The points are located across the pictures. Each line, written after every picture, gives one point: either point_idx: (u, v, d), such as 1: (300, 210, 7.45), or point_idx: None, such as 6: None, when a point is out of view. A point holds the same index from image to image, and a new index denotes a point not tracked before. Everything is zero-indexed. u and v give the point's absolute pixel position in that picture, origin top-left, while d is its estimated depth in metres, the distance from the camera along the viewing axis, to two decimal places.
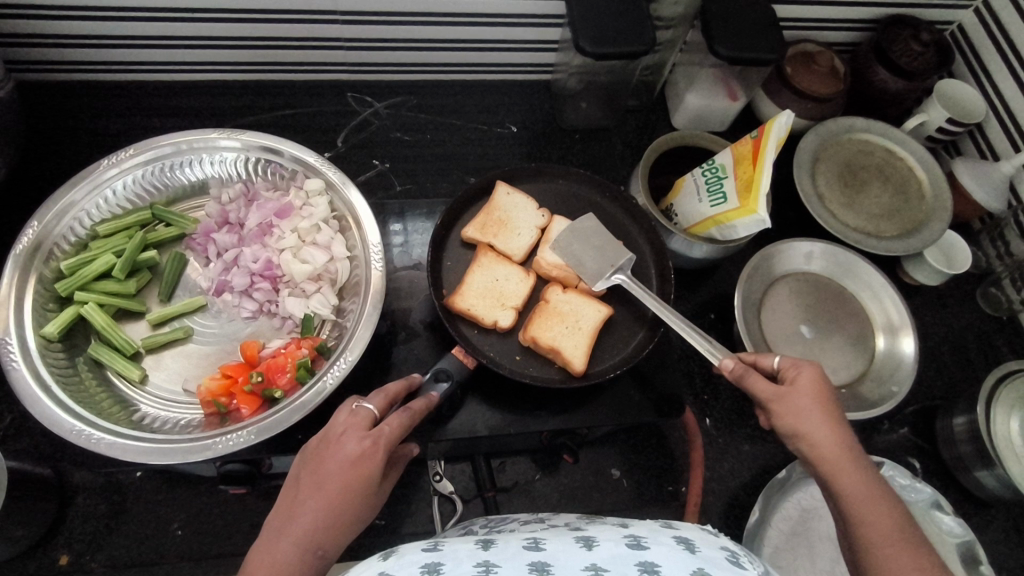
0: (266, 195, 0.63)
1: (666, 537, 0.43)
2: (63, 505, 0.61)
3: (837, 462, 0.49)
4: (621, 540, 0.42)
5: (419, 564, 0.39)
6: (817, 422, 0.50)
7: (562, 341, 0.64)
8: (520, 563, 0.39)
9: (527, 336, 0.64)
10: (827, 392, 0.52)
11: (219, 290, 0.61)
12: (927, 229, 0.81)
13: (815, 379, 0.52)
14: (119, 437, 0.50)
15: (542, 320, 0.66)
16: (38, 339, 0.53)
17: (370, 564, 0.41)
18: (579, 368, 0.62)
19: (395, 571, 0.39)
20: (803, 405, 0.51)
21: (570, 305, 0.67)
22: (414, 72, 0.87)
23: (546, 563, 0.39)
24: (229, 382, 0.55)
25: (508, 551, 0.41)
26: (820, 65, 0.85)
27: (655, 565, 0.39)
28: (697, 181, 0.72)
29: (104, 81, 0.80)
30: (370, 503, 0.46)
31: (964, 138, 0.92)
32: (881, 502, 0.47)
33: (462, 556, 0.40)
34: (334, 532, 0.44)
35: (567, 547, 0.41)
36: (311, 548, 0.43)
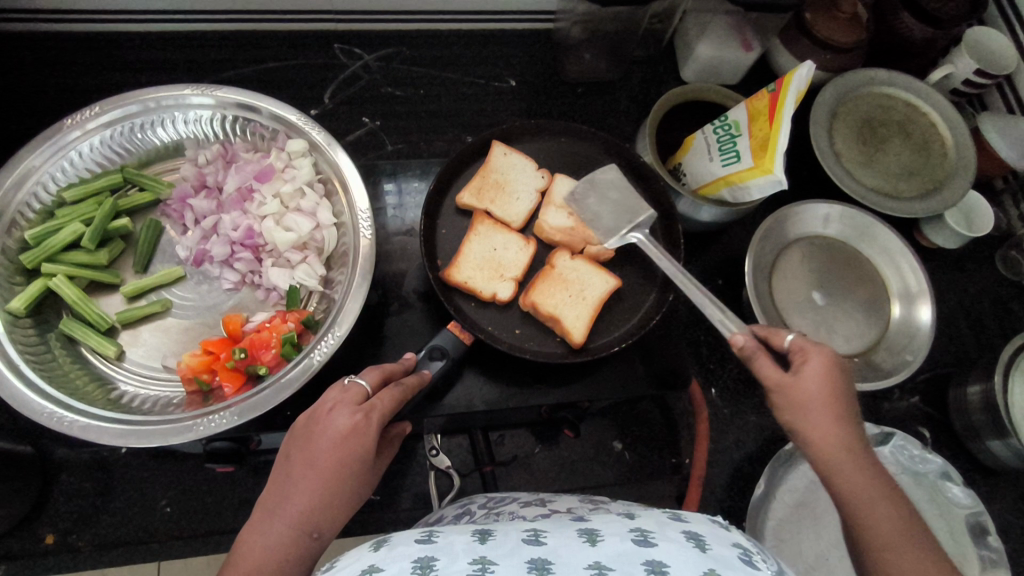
0: (246, 157, 0.59)
1: (675, 534, 0.40)
2: (46, 484, 0.59)
3: (839, 457, 0.44)
4: (627, 536, 0.40)
5: (411, 558, 0.37)
6: (824, 417, 0.45)
7: (565, 310, 0.61)
8: (518, 561, 0.37)
9: (528, 302, 0.61)
10: (837, 377, 0.46)
11: (198, 260, 0.57)
12: (949, 189, 0.76)
13: (828, 361, 0.46)
14: (95, 419, 0.47)
15: (546, 287, 0.62)
16: (4, 316, 0.50)
17: (360, 553, 0.39)
18: (579, 340, 0.59)
19: (386, 563, 0.37)
20: (813, 393, 0.45)
21: (577, 273, 0.63)
22: (405, 21, 0.81)
23: (547, 562, 0.37)
24: (210, 358, 0.52)
25: (505, 547, 0.39)
26: (842, 12, 0.78)
27: (664, 565, 0.36)
28: (708, 139, 0.67)
29: (69, 32, 0.74)
30: (366, 480, 0.44)
31: (991, 90, 0.87)
32: (885, 496, 0.43)
33: (457, 552, 0.38)
34: (330, 513, 0.42)
35: (569, 542, 0.39)
36: (305, 528, 0.41)
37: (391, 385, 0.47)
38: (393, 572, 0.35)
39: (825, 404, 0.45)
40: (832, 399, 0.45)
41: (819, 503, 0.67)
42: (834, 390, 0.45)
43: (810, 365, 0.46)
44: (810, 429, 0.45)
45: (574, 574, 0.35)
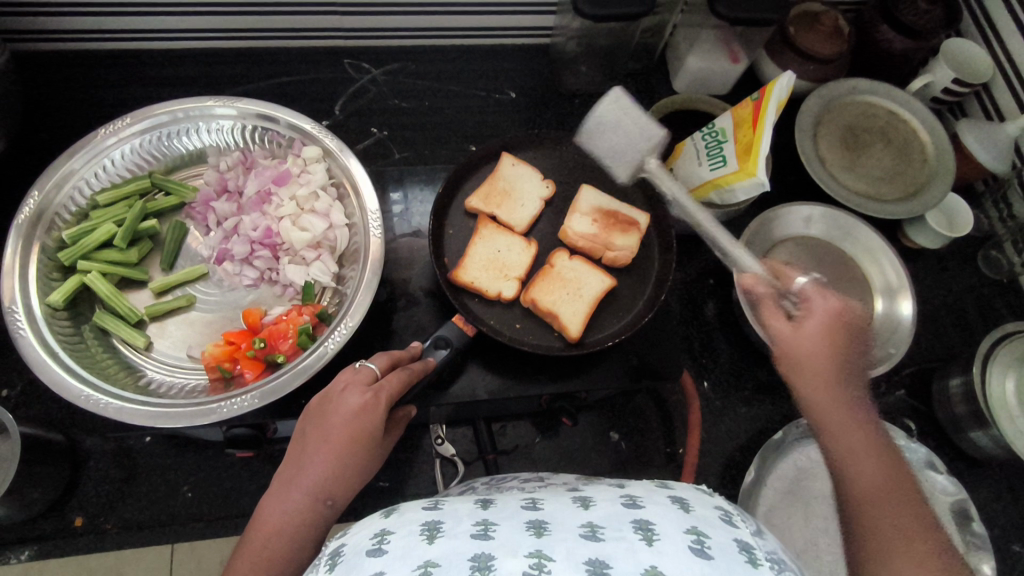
0: (264, 163, 0.63)
1: (661, 497, 0.43)
2: (76, 469, 0.63)
3: (831, 407, 0.46)
4: (618, 500, 0.43)
5: (419, 522, 0.41)
6: (825, 366, 0.47)
7: (562, 307, 0.65)
8: (518, 522, 0.40)
9: (528, 297, 0.65)
10: (844, 332, 0.48)
11: (220, 258, 0.61)
12: (929, 193, 0.80)
13: (836, 316, 0.48)
14: (127, 402, 0.51)
15: (545, 284, 0.67)
16: (44, 308, 0.54)
17: (372, 522, 0.42)
18: (575, 334, 0.63)
19: (396, 527, 0.40)
20: (817, 346, 0.47)
21: (575, 272, 0.68)
22: (411, 37, 0.86)
23: (543, 522, 0.40)
24: (232, 348, 0.56)
25: (506, 511, 0.42)
26: (824, 25, 0.83)
27: (650, 522, 0.40)
28: (697, 146, 0.72)
29: (98, 49, 0.79)
30: (375, 454, 0.48)
31: (971, 99, 0.91)
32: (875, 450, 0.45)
33: (462, 515, 0.42)
34: (343, 483, 0.46)
35: (564, 507, 0.42)
36: (320, 496, 0.45)
37: (397, 367, 0.51)
38: (403, 534, 0.39)
39: (827, 357, 0.47)
40: (834, 353, 0.47)
41: (807, 489, 0.70)
42: (841, 345, 0.47)
43: (816, 318, 0.48)
44: (811, 376, 0.47)
45: (568, 531, 0.39)
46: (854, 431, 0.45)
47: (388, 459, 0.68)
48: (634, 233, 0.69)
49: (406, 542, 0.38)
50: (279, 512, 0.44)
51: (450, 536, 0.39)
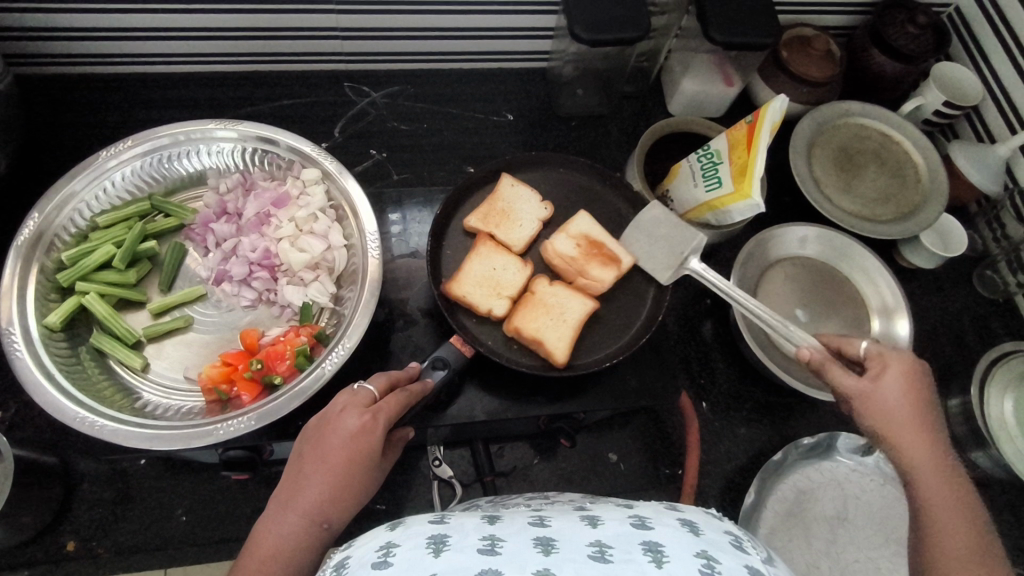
0: (263, 185, 0.64)
1: (671, 519, 0.44)
2: (69, 493, 0.62)
3: (910, 450, 0.47)
4: (626, 520, 0.43)
5: (426, 535, 0.41)
6: (901, 412, 0.48)
7: (547, 332, 0.64)
8: (527, 539, 0.40)
9: (512, 325, 0.64)
10: (916, 383, 0.49)
11: (218, 279, 0.61)
12: (922, 213, 0.81)
13: (910, 378, 0.49)
14: (122, 424, 0.51)
15: (528, 310, 0.66)
16: (41, 330, 0.54)
17: (378, 534, 0.42)
18: (561, 359, 0.62)
19: (402, 540, 0.40)
20: (896, 404, 0.48)
21: (558, 298, 0.67)
22: (410, 61, 0.88)
23: (551, 539, 0.40)
24: (230, 369, 0.56)
25: (513, 527, 0.42)
26: (815, 49, 0.84)
27: (660, 544, 0.40)
28: (692, 167, 0.72)
29: (101, 73, 0.80)
30: (373, 477, 0.47)
31: (961, 121, 0.92)
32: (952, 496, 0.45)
33: (468, 529, 0.42)
34: (339, 505, 0.45)
35: (572, 525, 0.43)
36: (317, 518, 0.45)
37: (396, 389, 0.51)
38: (410, 547, 0.39)
39: (902, 405, 0.48)
40: (915, 414, 0.48)
41: (808, 511, 0.69)
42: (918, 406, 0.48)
43: (888, 376, 0.49)
44: (891, 434, 0.48)
45: (577, 550, 0.39)
46: (943, 492, 0.45)
47: (384, 481, 0.68)
48: (613, 267, 0.67)
49: (412, 555, 0.38)
50: (274, 535, 0.44)
51: (457, 550, 0.39)
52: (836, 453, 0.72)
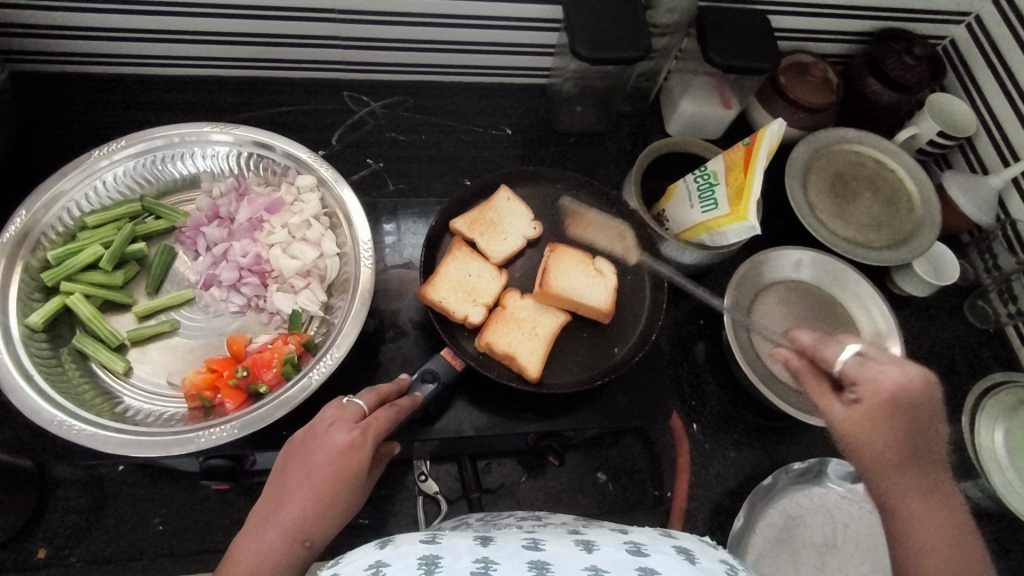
0: (257, 190, 0.63)
1: (666, 547, 0.44)
2: (43, 498, 0.60)
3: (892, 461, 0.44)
4: (622, 546, 0.43)
5: (417, 555, 0.39)
6: (890, 428, 0.44)
7: (519, 347, 0.63)
8: (519, 562, 0.40)
9: (484, 342, 0.63)
10: (917, 399, 0.44)
11: (207, 284, 0.60)
12: (915, 241, 0.81)
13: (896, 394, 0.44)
14: (100, 428, 0.50)
15: (500, 325, 0.65)
16: (22, 329, 0.53)
17: (367, 552, 0.41)
18: (535, 374, 0.61)
19: (392, 559, 0.39)
20: (882, 423, 0.44)
21: (528, 312, 0.66)
22: (411, 72, 0.88)
23: (546, 563, 0.40)
24: (214, 376, 0.55)
25: (506, 550, 0.42)
26: (813, 75, 0.86)
27: (655, 571, 0.39)
28: (688, 187, 0.73)
29: (99, 73, 0.80)
30: (357, 497, 0.46)
31: (955, 151, 0.93)
32: (930, 506, 0.43)
33: (461, 551, 0.41)
34: (321, 525, 0.44)
35: (567, 550, 0.42)
36: (297, 539, 0.43)
37: (386, 405, 0.50)
38: (399, 567, 0.38)
39: (895, 423, 0.44)
40: (896, 434, 0.44)
41: (796, 538, 0.69)
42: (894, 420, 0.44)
43: (875, 401, 0.44)
44: (884, 453, 0.44)
45: (572, 573, 0.38)
46: (918, 497, 0.43)
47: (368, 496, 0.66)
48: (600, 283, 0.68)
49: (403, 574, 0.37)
50: (250, 555, 0.42)
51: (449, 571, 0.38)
52: (827, 479, 0.71)
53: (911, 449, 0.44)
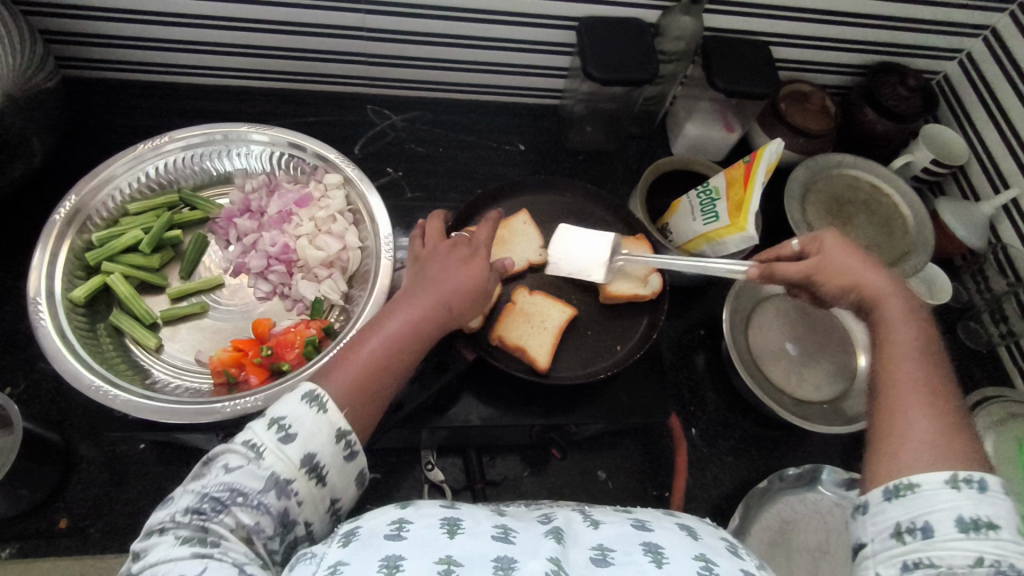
0: (287, 187, 0.67)
1: (671, 524, 0.46)
2: (68, 471, 0.63)
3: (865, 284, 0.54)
4: (627, 521, 0.45)
5: (439, 516, 0.43)
6: (855, 264, 0.55)
7: (528, 339, 0.66)
8: (537, 531, 0.43)
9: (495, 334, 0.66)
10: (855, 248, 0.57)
11: (237, 270, 0.65)
12: (909, 261, 0.85)
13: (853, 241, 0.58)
14: (134, 395, 0.53)
15: (510, 320, 0.68)
16: (66, 302, 0.57)
17: (391, 508, 0.45)
18: (544, 366, 0.65)
19: (414, 517, 0.43)
20: (841, 262, 0.56)
21: (536, 306, 0.69)
22: (432, 90, 0.93)
23: (560, 533, 0.43)
24: (239, 354, 0.58)
25: (523, 522, 0.45)
26: (812, 104, 0.91)
27: (660, 547, 0.42)
28: (691, 202, 0.77)
29: (140, 81, 0.86)
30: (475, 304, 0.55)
31: (948, 179, 0.97)
32: (905, 316, 0.52)
33: (481, 516, 0.44)
34: (456, 298, 0.53)
35: (577, 523, 0.45)
36: (422, 325, 0.51)
37: (486, 220, 0.62)
38: (423, 525, 0.42)
39: (854, 258, 0.56)
40: (862, 266, 0.55)
41: (790, 542, 0.70)
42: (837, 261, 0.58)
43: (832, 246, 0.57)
44: (852, 286, 0.55)
45: (582, 548, 0.42)
46: (892, 315, 0.52)
47: (376, 483, 0.69)
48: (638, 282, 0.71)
49: (426, 534, 0.41)
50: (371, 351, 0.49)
51: (470, 536, 0.42)
52: (820, 485, 0.73)
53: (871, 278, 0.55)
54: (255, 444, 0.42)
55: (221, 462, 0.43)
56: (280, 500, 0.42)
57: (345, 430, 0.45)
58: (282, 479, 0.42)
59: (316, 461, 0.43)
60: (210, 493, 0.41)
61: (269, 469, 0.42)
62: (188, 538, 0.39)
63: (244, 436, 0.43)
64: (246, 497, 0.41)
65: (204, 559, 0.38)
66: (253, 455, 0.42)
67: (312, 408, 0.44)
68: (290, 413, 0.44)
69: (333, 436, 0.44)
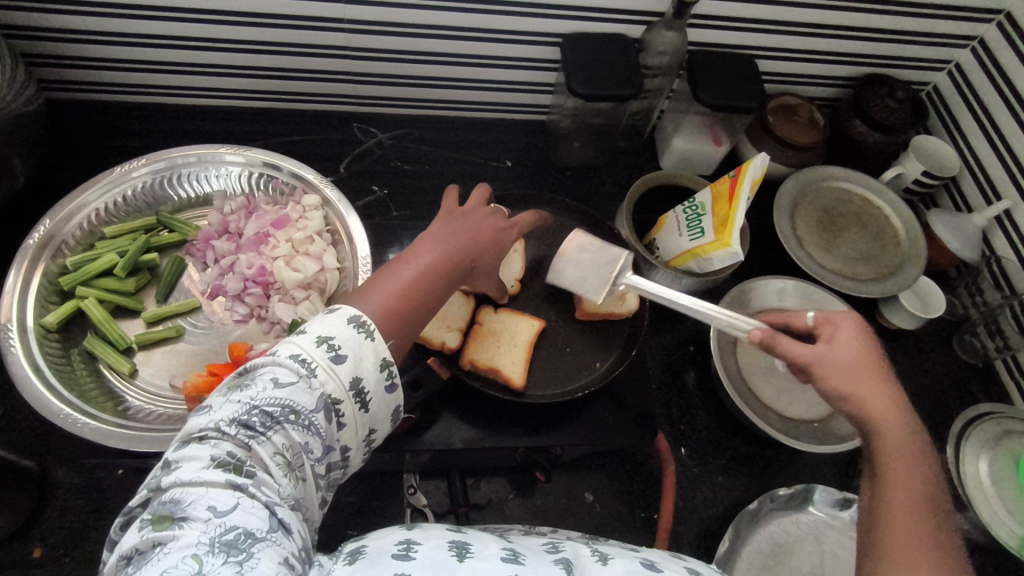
0: (265, 208, 0.67)
1: (678, 566, 0.45)
2: (43, 498, 0.62)
3: (873, 405, 0.46)
4: (636, 560, 0.45)
5: (446, 539, 0.42)
6: (866, 378, 0.47)
7: (501, 359, 0.66)
8: (546, 558, 0.43)
9: (468, 357, 0.65)
10: (870, 349, 0.49)
11: (214, 293, 0.64)
12: (902, 274, 0.83)
13: (867, 340, 0.49)
14: (104, 423, 0.52)
15: (482, 339, 0.67)
16: (38, 329, 0.57)
17: (394, 530, 0.43)
18: (519, 383, 0.64)
19: (421, 539, 0.42)
20: (852, 367, 0.47)
21: (503, 324, 0.68)
22: (417, 107, 0.93)
23: (569, 563, 0.42)
24: (213, 379, 0.56)
25: (531, 549, 0.44)
26: (800, 116, 0.90)
27: None
28: (677, 218, 0.76)
29: (126, 102, 0.86)
30: (498, 252, 0.57)
31: (940, 191, 0.96)
32: (912, 455, 0.44)
33: (488, 541, 0.44)
34: (481, 255, 0.55)
35: (585, 555, 0.44)
36: (453, 262, 0.52)
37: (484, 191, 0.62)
38: (432, 546, 0.41)
39: (864, 369, 0.47)
40: (873, 379, 0.47)
41: (783, 564, 0.69)
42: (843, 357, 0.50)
43: (843, 343, 0.48)
44: (858, 402, 0.46)
45: None
46: (898, 453, 0.44)
47: (358, 508, 0.68)
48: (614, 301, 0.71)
49: (435, 554, 0.40)
50: (406, 281, 0.48)
51: (481, 558, 0.41)
52: (811, 505, 0.72)
53: (881, 397, 0.46)
54: (306, 361, 0.41)
55: (268, 377, 0.41)
56: (328, 423, 0.41)
57: (389, 359, 0.45)
58: (332, 398, 0.41)
59: (362, 385, 0.43)
60: (262, 406, 0.39)
61: (320, 388, 0.41)
62: (229, 454, 0.37)
63: (293, 350, 0.42)
64: (298, 415, 0.40)
65: (241, 485, 0.36)
66: (305, 372, 0.41)
67: (359, 331, 0.44)
68: (338, 335, 0.43)
69: (378, 363, 0.44)
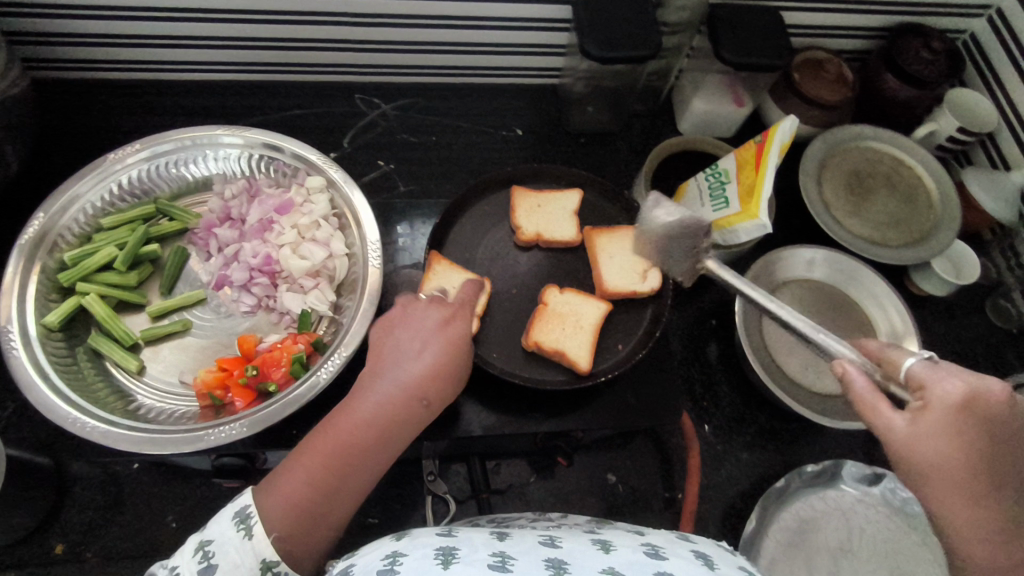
0: (268, 192, 0.64)
1: (684, 551, 0.43)
2: (60, 495, 0.62)
3: (965, 492, 0.41)
4: (638, 548, 0.43)
5: (434, 547, 0.40)
6: (955, 463, 0.41)
7: (566, 342, 0.63)
8: (538, 558, 0.40)
9: (531, 339, 0.63)
10: (965, 421, 0.42)
11: (219, 284, 0.62)
12: (933, 240, 0.80)
13: (964, 402, 0.42)
14: (113, 425, 0.51)
15: (541, 321, 0.65)
16: (39, 329, 0.55)
17: (384, 544, 0.42)
18: (585, 367, 0.62)
19: (409, 549, 0.40)
20: (939, 447, 0.42)
21: (570, 305, 0.66)
22: (421, 74, 0.88)
23: (563, 562, 0.40)
24: (225, 375, 0.55)
25: (524, 545, 0.42)
26: (828, 72, 0.85)
27: None
28: (700, 186, 0.72)
29: (118, 79, 0.82)
30: (453, 373, 0.49)
31: (975, 147, 0.91)
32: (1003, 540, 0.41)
33: (478, 545, 0.41)
34: (424, 392, 0.48)
35: (584, 547, 0.42)
36: (379, 420, 0.46)
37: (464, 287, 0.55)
38: (417, 557, 0.39)
39: (953, 451, 0.42)
40: (972, 450, 0.41)
41: (810, 542, 0.67)
42: (1006, 464, 0.42)
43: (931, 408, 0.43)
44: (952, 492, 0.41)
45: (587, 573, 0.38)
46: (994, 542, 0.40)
47: (377, 495, 0.67)
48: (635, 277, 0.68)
49: (418, 564, 0.38)
50: (321, 454, 0.45)
51: (465, 563, 0.38)
52: (841, 483, 0.70)
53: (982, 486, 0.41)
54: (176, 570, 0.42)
55: None
56: None
57: (271, 560, 0.42)
58: None
59: None
60: None
61: None
62: None
63: (172, 563, 0.43)
64: None
65: None
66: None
67: (239, 530, 0.43)
68: (218, 538, 0.43)
69: (258, 566, 0.42)
